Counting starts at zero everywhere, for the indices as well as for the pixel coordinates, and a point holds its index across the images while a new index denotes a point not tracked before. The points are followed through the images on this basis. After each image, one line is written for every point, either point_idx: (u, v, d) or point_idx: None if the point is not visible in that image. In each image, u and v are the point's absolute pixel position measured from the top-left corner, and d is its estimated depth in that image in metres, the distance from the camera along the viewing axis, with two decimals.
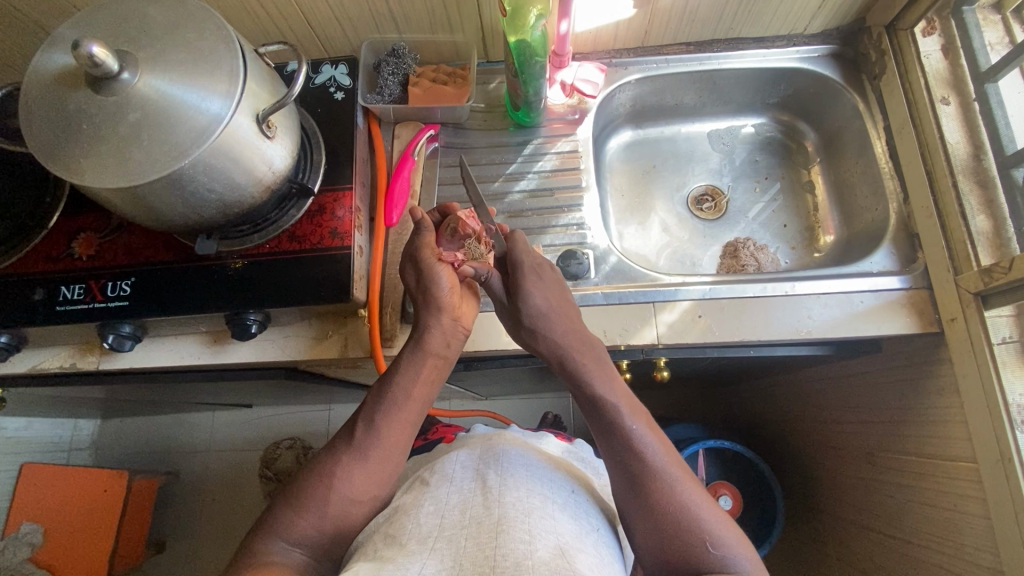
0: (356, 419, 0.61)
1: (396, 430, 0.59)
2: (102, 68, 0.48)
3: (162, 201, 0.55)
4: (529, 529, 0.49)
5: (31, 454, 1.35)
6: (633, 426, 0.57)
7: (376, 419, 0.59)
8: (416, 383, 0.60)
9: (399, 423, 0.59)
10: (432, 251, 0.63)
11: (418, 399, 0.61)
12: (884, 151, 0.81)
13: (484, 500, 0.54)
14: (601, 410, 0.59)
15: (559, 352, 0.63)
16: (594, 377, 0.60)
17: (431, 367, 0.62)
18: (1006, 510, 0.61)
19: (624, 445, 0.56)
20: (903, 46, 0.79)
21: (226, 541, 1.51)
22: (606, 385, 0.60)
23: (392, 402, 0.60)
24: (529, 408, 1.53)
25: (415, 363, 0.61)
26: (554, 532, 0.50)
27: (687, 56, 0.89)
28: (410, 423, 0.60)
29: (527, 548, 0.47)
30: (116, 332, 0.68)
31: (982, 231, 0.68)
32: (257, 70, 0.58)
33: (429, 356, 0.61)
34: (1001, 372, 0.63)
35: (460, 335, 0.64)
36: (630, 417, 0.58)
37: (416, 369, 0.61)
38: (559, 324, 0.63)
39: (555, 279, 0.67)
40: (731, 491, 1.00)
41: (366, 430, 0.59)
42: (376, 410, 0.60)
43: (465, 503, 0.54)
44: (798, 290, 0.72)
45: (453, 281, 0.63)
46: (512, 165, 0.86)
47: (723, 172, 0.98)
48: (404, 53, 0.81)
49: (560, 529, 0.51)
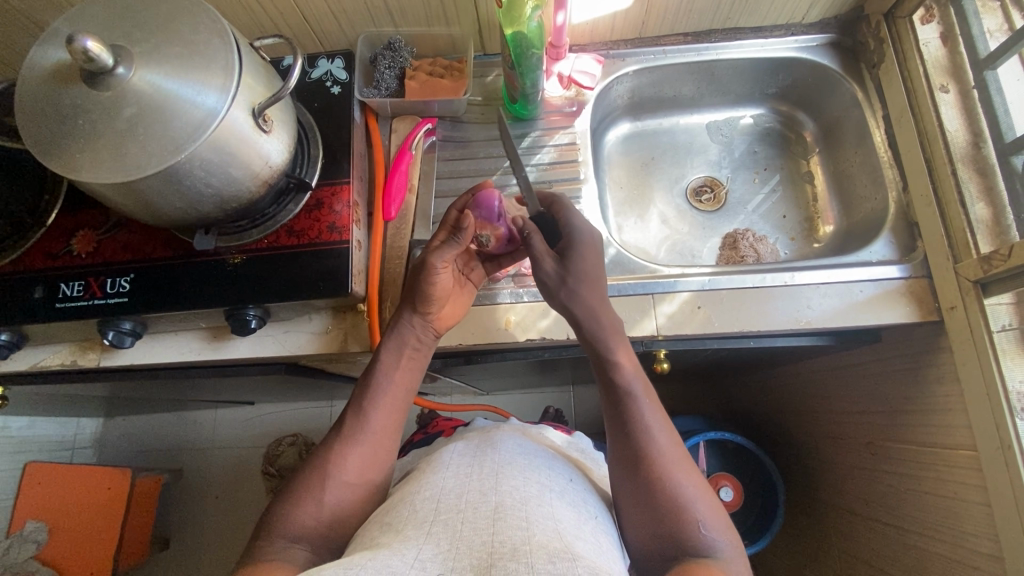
0: (346, 412, 0.65)
1: (383, 415, 0.64)
2: (97, 62, 0.48)
3: (159, 197, 0.55)
4: (525, 516, 0.49)
5: (34, 452, 1.36)
6: (643, 403, 0.60)
7: (362, 407, 0.64)
8: (396, 370, 0.66)
9: (385, 408, 0.64)
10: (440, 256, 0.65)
11: (401, 384, 0.66)
12: (883, 140, 0.81)
13: (481, 486, 0.54)
14: (616, 381, 0.61)
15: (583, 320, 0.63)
16: (615, 350, 0.62)
17: (411, 357, 0.67)
18: (1006, 497, 0.61)
19: (633, 418, 0.59)
20: (901, 34, 0.78)
21: (230, 537, 1.51)
22: (625, 358, 0.62)
23: (376, 389, 0.65)
24: (530, 402, 1.53)
25: (394, 351, 0.66)
26: (552, 520, 0.50)
27: (685, 46, 0.88)
28: (396, 408, 0.65)
29: (524, 534, 0.47)
30: (116, 329, 0.69)
31: (981, 218, 0.68)
32: (253, 63, 0.57)
33: (407, 346, 0.67)
34: (1001, 361, 0.63)
35: (431, 333, 0.68)
36: (642, 393, 0.61)
37: (395, 358, 0.66)
38: (596, 293, 0.63)
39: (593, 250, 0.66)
40: (732, 482, 1.02)
41: (354, 417, 0.64)
42: (361, 398, 0.64)
43: (461, 489, 0.54)
44: (797, 280, 0.72)
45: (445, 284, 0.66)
46: (511, 158, 0.85)
47: (722, 164, 0.98)
48: (401, 46, 0.82)
49: (557, 516, 0.51)
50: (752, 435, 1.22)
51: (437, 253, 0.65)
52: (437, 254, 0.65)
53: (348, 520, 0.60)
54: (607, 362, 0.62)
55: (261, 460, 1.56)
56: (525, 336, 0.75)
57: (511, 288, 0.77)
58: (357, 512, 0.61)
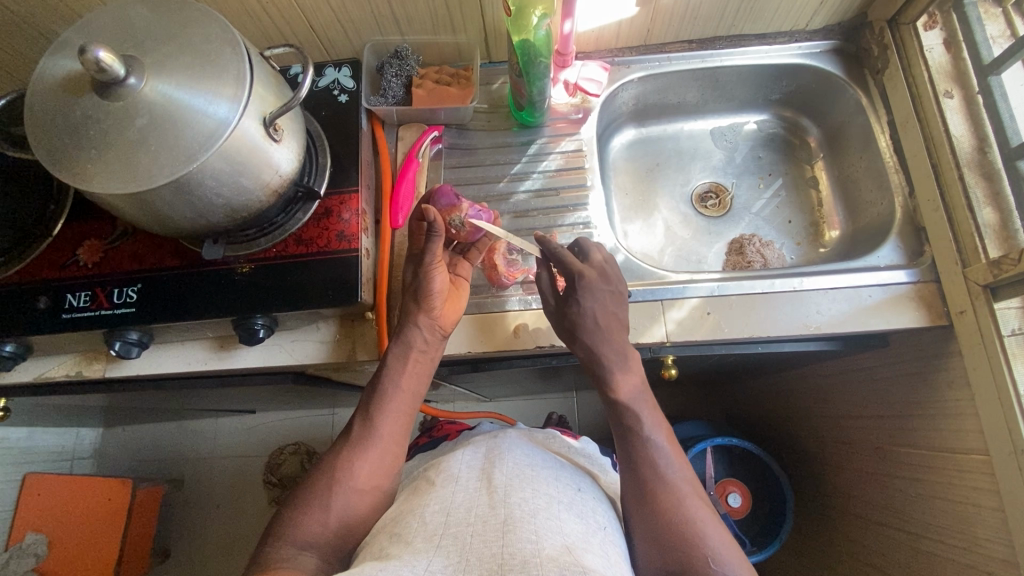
0: (354, 420, 0.66)
1: (391, 421, 0.65)
2: (108, 73, 0.48)
3: (169, 207, 0.55)
4: (535, 530, 0.49)
5: (35, 463, 1.34)
6: (653, 436, 0.61)
7: (371, 412, 0.65)
8: (403, 375, 0.66)
9: (393, 413, 0.65)
10: (435, 256, 0.68)
11: (408, 390, 0.66)
12: (889, 145, 0.81)
13: (490, 500, 0.53)
14: (624, 416, 0.62)
15: (595, 354, 0.64)
16: (623, 385, 0.63)
17: (418, 360, 0.67)
18: (1020, 502, 0.61)
19: (642, 451, 0.60)
20: (905, 40, 0.79)
21: (232, 547, 1.50)
22: (631, 392, 0.63)
23: (382, 395, 0.65)
24: (534, 409, 1.52)
25: (399, 356, 0.67)
26: (561, 533, 0.50)
27: (689, 53, 0.89)
28: (403, 413, 0.66)
29: (534, 546, 0.46)
30: (123, 339, 0.68)
31: (989, 223, 0.68)
32: (263, 73, 0.57)
33: (413, 349, 0.67)
34: (1011, 365, 0.63)
35: (439, 333, 0.68)
36: (652, 428, 0.62)
37: (402, 363, 0.66)
38: (602, 334, 0.64)
39: (613, 285, 0.67)
40: (739, 488, 1.01)
41: (362, 422, 0.64)
42: (370, 405, 0.65)
43: (470, 502, 0.54)
44: (806, 286, 0.72)
45: (443, 287, 0.69)
46: (517, 165, 0.86)
47: (726, 169, 0.98)
48: (407, 55, 0.81)
49: (566, 530, 0.51)
50: (758, 440, 1.22)
51: (427, 253, 0.67)
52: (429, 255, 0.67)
53: (355, 529, 0.59)
54: (615, 398, 0.63)
55: (264, 470, 1.55)
56: (534, 343, 0.74)
57: (520, 295, 0.77)
58: (364, 515, 0.60)
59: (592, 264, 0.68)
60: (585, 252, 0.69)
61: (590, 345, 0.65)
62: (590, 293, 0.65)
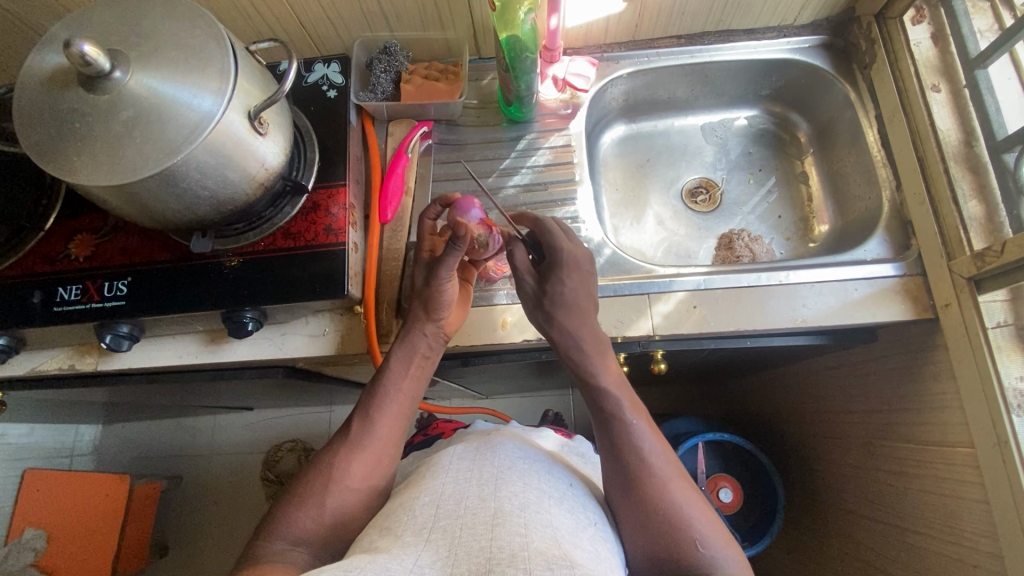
0: (352, 418, 0.66)
1: (391, 423, 0.65)
2: (94, 66, 0.49)
3: (156, 199, 0.55)
4: (524, 523, 0.49)
5: (33, 459, 1.35)
6: (634, 421, 0.60)
7: (372, 412, 0.65)
8: (405, 379, 0.67)
9: (393, 415, 0.65)
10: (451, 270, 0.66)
11: (409, 393, 0.67)
12: (876, 139, 0.81)
13: (480, 493, 0.54)
14: (603, 403, 0.62)
15: (573, 341, 0.64)
16: (601, 372, 0.63)
17: (419, 365, 0.68)
18: (1004, 495, 0.61)
19: (624, 438, 0.59)
20: (892, 35, 0.79)
21: (229, 544, 1.50)
22: (610, 379, 0.63)
23: (384, 396, 0.66)
24: (529, 405, 1.53)
25: (403, 359, 0.68)
26: (550, 528, 0.50)
27: (679, 49, 0.89)
28: (403, 415, 0.66)
29: (522, 539, 0.47)
30: (113, 332, 0.69)
31: (974, 215, 0.68)
32: (248, 67, 0.58)
33: (416, 354, 0.68)
34: (996, 357, 0.63)
35: (442, 339, 0.70)
36: (631, 412, 0.61)
37: (405, 366, 0.67)
38: (578, 317, 0.64)
39: (588, 272, 0.67)
40: (731, 483, 1.02)
41: (361, 422, 0.65)
42: (370, 405, 0.66)
43: (461, 494, 0.54)
44: (792, 279, 0.72)
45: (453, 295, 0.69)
46: (506, 160, 0.86)
47: (717, 165, 0.98)
48: (396, 51, 0.82)
49: (556, 524, 0.51)
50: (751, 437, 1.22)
51: (443, 266, 0.65)
52: (446, 266, 0.66)
53: (343, 522, 0.60)
54: (593, 385, 0.63)
55: (260, 466, 1.56)
56: (522, 336, 0.75)
57: (508, 289, 0.77)
58: (355, 511, 0.60)
59: (562, 246, 0.66)
60: (555, 233, 0.67)
61: (565, 330, 0.64)
62: (565, 279, 0.65)
